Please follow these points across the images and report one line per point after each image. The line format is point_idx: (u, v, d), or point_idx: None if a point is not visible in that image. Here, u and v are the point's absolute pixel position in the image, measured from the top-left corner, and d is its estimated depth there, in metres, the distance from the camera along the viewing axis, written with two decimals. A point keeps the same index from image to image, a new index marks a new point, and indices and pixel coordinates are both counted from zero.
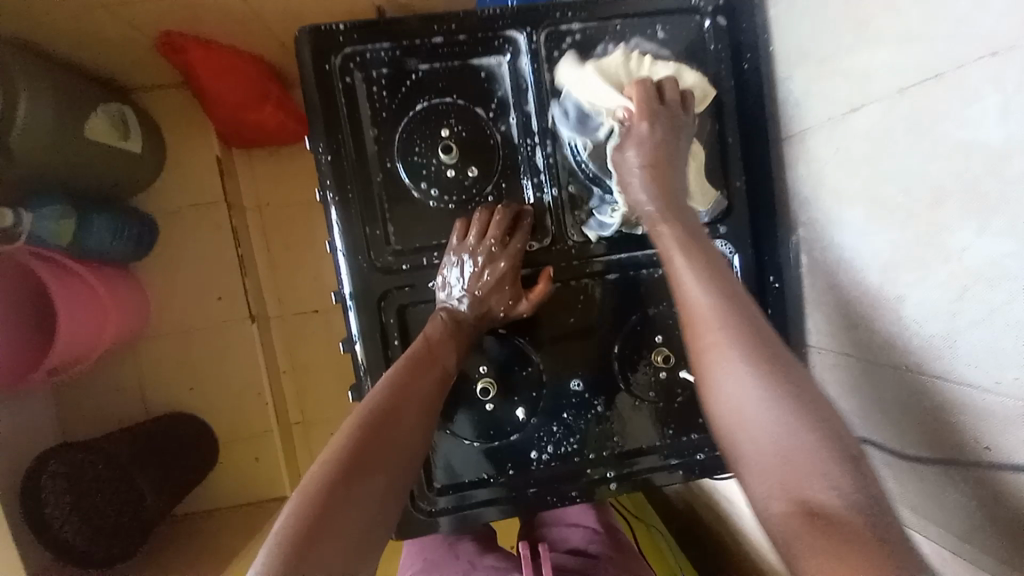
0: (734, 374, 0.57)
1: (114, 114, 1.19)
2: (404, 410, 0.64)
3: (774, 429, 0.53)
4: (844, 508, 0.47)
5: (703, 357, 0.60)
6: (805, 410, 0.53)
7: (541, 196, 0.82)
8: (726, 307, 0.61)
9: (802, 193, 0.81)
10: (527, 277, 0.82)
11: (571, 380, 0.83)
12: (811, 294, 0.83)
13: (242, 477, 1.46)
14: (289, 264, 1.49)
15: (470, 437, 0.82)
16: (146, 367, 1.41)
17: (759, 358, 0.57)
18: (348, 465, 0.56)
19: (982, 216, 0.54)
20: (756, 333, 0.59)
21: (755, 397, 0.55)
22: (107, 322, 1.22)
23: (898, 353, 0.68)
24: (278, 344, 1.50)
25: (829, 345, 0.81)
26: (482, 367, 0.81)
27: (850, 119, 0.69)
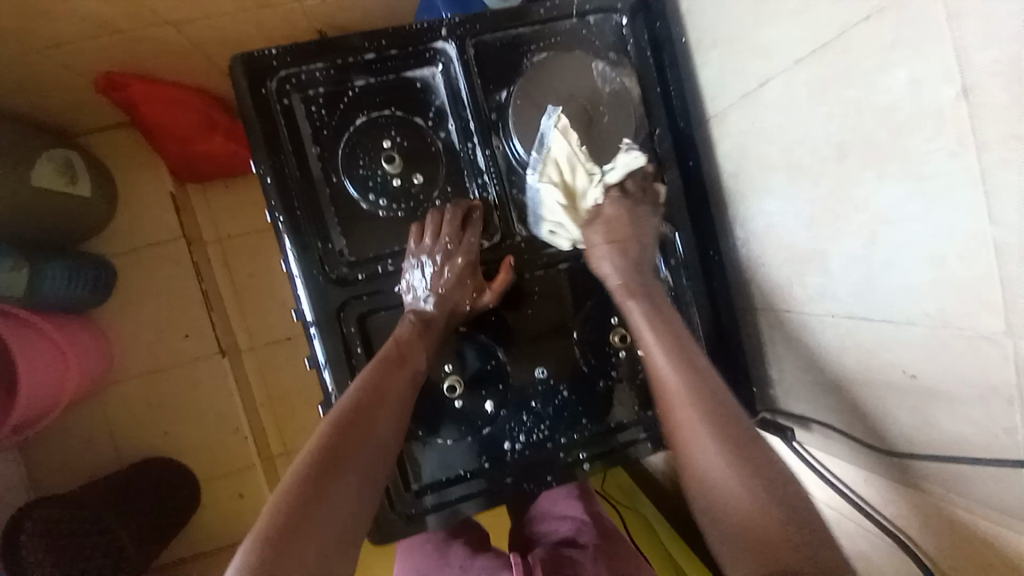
0: (709, 453, 0.64)
1: (59, 160, 1.16)
2: (374, 417, 0.66)
3: (743, 498, 0.60)
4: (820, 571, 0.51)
5: (679, 438, 0.68)
6: (771, 488, 0.60)
7: (487, 195, 0.85)
8: (691, 384, 0.70)
9: (726, 170, 0.85)
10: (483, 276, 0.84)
11: (535, 368, 0.85)
12: (768, 325, 0.86)
13: (226, 519, 1.42)
14: (254, 294, 1.47)
15: (444, 437, 0.83)
16: (117, 416, 1.37)
17: (727, 440, 0.64)
18: (319, 478, 0.57)
19: (877, 166, 0.59)
20: (721, 416, 0.67)
21: (728, 473, 0.62)
22: (70, 373, 1.19)
23: (847, 372, 0.73)
24: (253, 378, 1.48)
25: (771, 311, 0.84)
26: (446, 367, 0.83)
27: (758, 93, 0.74)
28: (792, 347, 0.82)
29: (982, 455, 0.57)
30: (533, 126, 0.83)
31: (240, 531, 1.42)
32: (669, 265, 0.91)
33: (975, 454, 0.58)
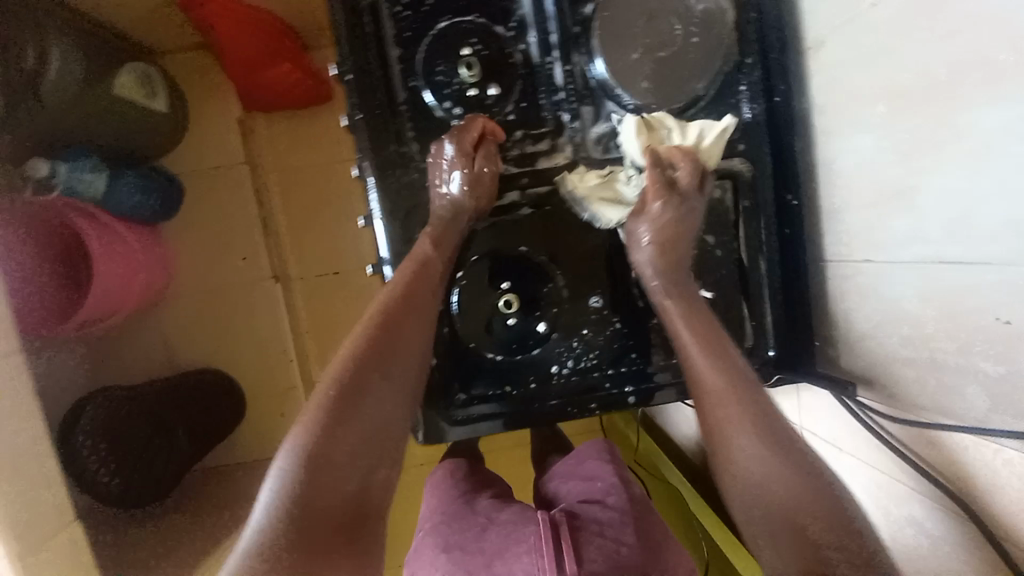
0: (746, 451, 0.68)
1: (139, 71, 1.21)
2: (397, 341, 0.73)
3: (781, 491, 0.64)
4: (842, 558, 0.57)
5: (716, 431, 0.71)
6: (797, 477, 0.64)
7: (560, 114, 0.82)
8: (728, 382, 0.72)
9: (814, 106, 0.77)
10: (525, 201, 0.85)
11: (589, 297, 0.86)
12: (837, 285, 0.79)
13: (269, 434, 1.51)
14: (312, 219, 1.52)
15: (492, 351, 0.86)
16: (176, 329, 1.46)
17: (769, 439, 0.68)
18: (345, 398, 0.68)
19: (991, 90, 0.52)
20: (760, 414, 0.70)
21: (772, 470, 0.66)
22: (135, 279, 1.27)
23: (922, 334, 0.66)
24: (299, 305, 1.55)
25: (849, 264, 0.76)
26: (504, 284, 0.85)
27: (861, 17, 0.65)
28: (863, 311, 0.75)
29: None
30: (618, 44, 0.78)
31: (278, 446, 1.51)
32: (744, 208, 0.83)
33: None
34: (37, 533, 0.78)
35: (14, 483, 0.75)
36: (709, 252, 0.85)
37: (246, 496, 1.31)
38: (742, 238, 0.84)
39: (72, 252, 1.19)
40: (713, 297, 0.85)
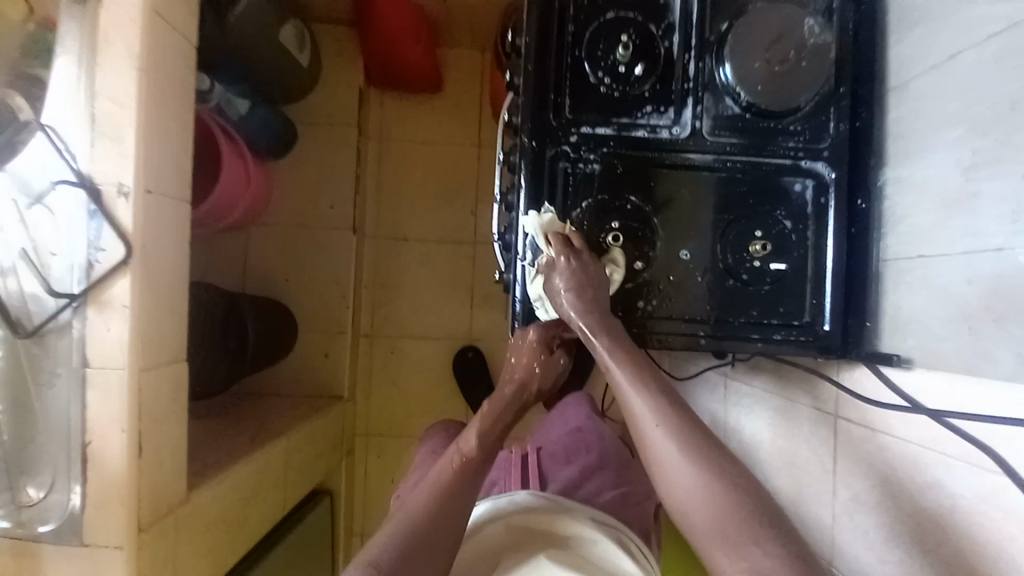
0: (671, 461, 0.63)
1: (299, 27, 1.40)
2: (458, 490, 0.72)
3: (708, 499, 0.60)
4: (786, 570, 0.54)
5: (647, 452, 0.66)
6: (731, 484, 0.60)
7: (686, 107, 0.78)
8: (659, 399, 0.66)
9: (889, 131, 0.78)
10: (596, 154, 0.78)
11: (680, 249, 0.79)
12: (887, 306, 0.77)
13: (311, 369, 1.61)
14: (399, 185, 1.71)
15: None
16: (255, 254, 1.60)
17: (690, 441, 0.63)
18: (403, 550, 0.64)
19: None
20: (688, 424, 0.65)
21: (689, 478, 0.61)
22: (244, 198, 1.43)
23: (963, 354, 0.66)
24: (367, 259, 1.70)
25: (903, 263, 0.75)
26: (613, 223, 0.79)
27: (950, 60, 0.69)
28: (903, 328, 0.75)
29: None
30: (747, 45, 0.76)
31: (316, 381, 1.61)
32: (821, 205, 0.79)
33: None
34: (158, 357, 0.79)
35: (159, 303, 0.80)
36: (783, 234, 0.79)
37: (278, 413, 1.39)
38: (819, 233, 0.79)
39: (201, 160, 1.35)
40: (783, 272, 0.79)
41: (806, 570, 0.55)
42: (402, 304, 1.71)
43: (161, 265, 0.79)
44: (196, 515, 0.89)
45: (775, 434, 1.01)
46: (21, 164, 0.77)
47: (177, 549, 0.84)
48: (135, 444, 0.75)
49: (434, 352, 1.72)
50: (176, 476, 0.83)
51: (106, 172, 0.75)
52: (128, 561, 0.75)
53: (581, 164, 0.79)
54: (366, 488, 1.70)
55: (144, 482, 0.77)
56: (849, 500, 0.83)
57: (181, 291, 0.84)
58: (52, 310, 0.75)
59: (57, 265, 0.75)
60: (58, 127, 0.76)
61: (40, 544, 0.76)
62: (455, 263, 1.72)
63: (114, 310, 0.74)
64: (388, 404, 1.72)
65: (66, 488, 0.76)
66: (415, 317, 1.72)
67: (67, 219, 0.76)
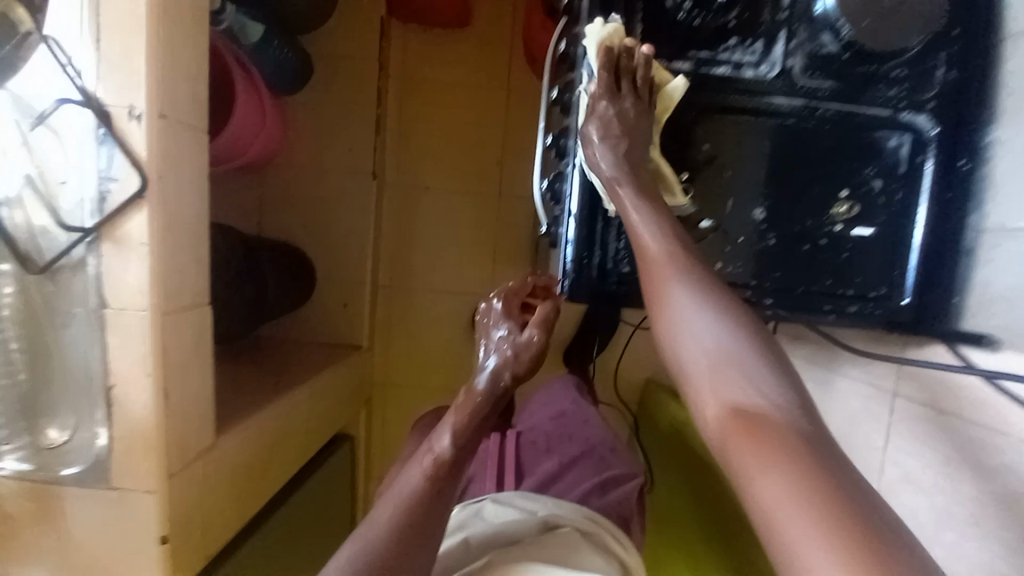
0: (681, 306, 0.58)
1: None
2: (429, 504, 0.66)
3: (708, 348, 0.55)
4: (772, 408, 0.50)
5: (656, 293, 0.61)
6: (739, 333, 0.55)
7: (776, 42, 0.68)
8: (676, 246, 0.62)
9: (1001, 79, 0.68)
10: (669, 95, 0.69)
11: (752, 207, 0.71)
12: (976, 281, 0.70)
13: (330, 320, 1.57)
14: (422, 128, 1.60)
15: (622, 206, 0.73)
16: (270, 197, 1.52)
17: (705, 296, 0.58)
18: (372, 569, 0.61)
19: None
20: (705, 279, 0.60)
21: (694, 327, 0.57)
22: (257, 138, 1.32)
23: None
24: (388, 208, 1.62)
25: (997, 236, 0.67)
26: (683, 176, 0.72)
27: None
28: (993, 306, 0.68)
29: None
30: None
31: (333, 332, 1.57)
32: (916, 164, 0.70)
33: None
34: (180, 302, 0.74)
35: (180, 243, 0.73)
36: (870, 196, 0.71)
37: (297, 361, 1.36)
38: (911, 196, 0.71)
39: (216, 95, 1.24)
40: (867, 238, 0.71)
41: (795, 413, 0.50)
42: (423, 257, 1.65)
43: (180, 202, 0.72)
44: (221, 464, 0.87)
45: (814, 405, 0.98)
46: (20, 80, 0.69)
47: (205, 497, 0.82)
48: (159, 391, 0.71)
49: (455, 307, 1.67)
50: (201, 424, 0.80)
51: (115, 92, 0.67)
52: (157, 505, 0.73)
53: (655, 106, 0.70)
54: (383, 439, 1.70)
55: (170, 430, 0.73)
56: (896, 478, 0.79)
57: (203, 231, 0.78)
58: (64, 246, 0.69)
59: (67, 198, 0.69)
60: (60, 38, 0.67)
61: (63, 486, 0.74)
62: (479, 216, 1.64)
63: (131, 248, 0.68)
64: (407, 358, 1.69)
65: (88, 433, 0.73)
66: (435, 270, 1.66)
67: (75, 146, 0.68)
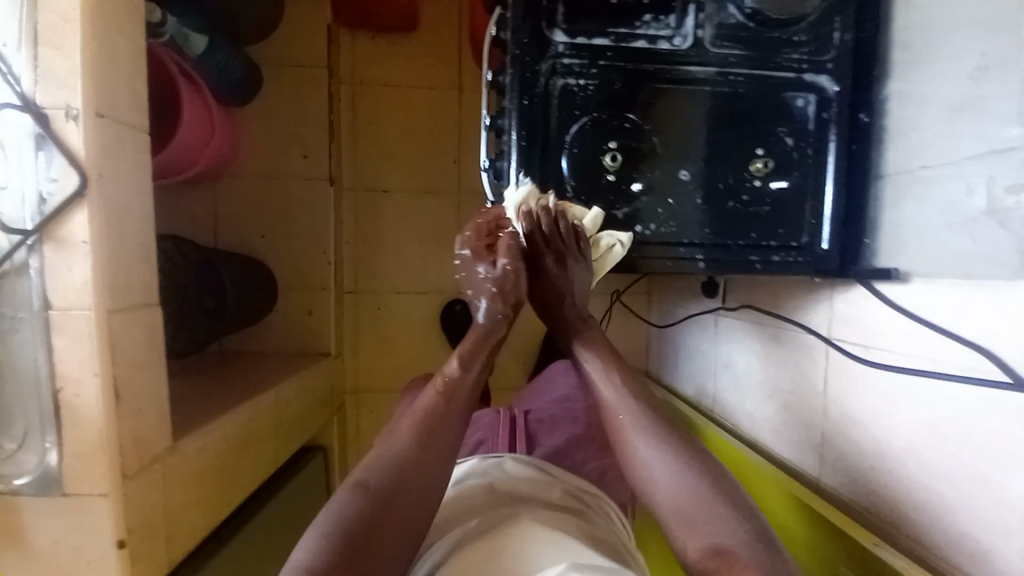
0: (644, 452, 0.67)
1: None
2: (444, 419, 0.72)
3: (677, 484, 0.64)
4: (740, 539, 0.58)
5: (620, 443, 0.70)
6: (699, 469, 0.64)
7: (687, 13, 0.73)
8: (631, 394, 0.72)
9: (892, 41, 0.75)
10: (595, 68, 0.73)
11: (678, 169, 0.76)
12: (885, 224, 0.76)
13: (295, 328, 1.56)
14: (376, 132, 1.62)
15: (565, 179, 0.75)
16: (225, 207, 1.51)
17: (664, 436, 0.68)
18: (393, 472, 0.66)
19: None
20: (664, 420, 0.70)
21: (663, 469, 0.65)
22: (207, 145, 1.32)
23: (957, 263, 0.66)
24: (347, 212, 1.63)
25: (904, 178, 0.73)
26: (611, 143, 0.75)
27: None
28: (900, 245, 0.74)
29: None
30: None
31: (300, 339, 1.56)
32: (822, 121, 0.76)
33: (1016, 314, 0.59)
34: (128, 301, 0.74)
35: (124, 243, 0.73)
36: (783, 152, 0.77)
37: (263, 369, 1.35)
38: (820, 151, 0.77)
39: (161, 103, 1.23)
40: (784, 190, 0.77)
41: (760, 541, 0.59)
42: (387, 258, 1.66)
43: (123, 202, 0.73)
44: (182, 467, 0.86)
45: (767, 364, 1.03)
46: None
47: (166, 502, 0.82)
48: (110, 390, 0.71)
49: (423, 306, 1.68)
50: (157, 425, 0.80)
51: (50, 94, 0.67)
52: (111, 508, 0.72)
53: (581, 79, 0.73)
54: (358, 444, 1.70)
55: (124, 431, 0.73)
56: (842, 414, 0.85)
57: (149, 230, 0.78)
58: (4, 250, 0.68)
59: (5, 202, 0.68)
60: None
61: (17, 499, 0.72)
62: (440, 215, 1.66)
63: (74, 247, 0.68)
64: (378, 361, 1.69)
65: (39, 441, 0.71)
66: (400, 271, 1.67)
67: (15, 149, 0.68)
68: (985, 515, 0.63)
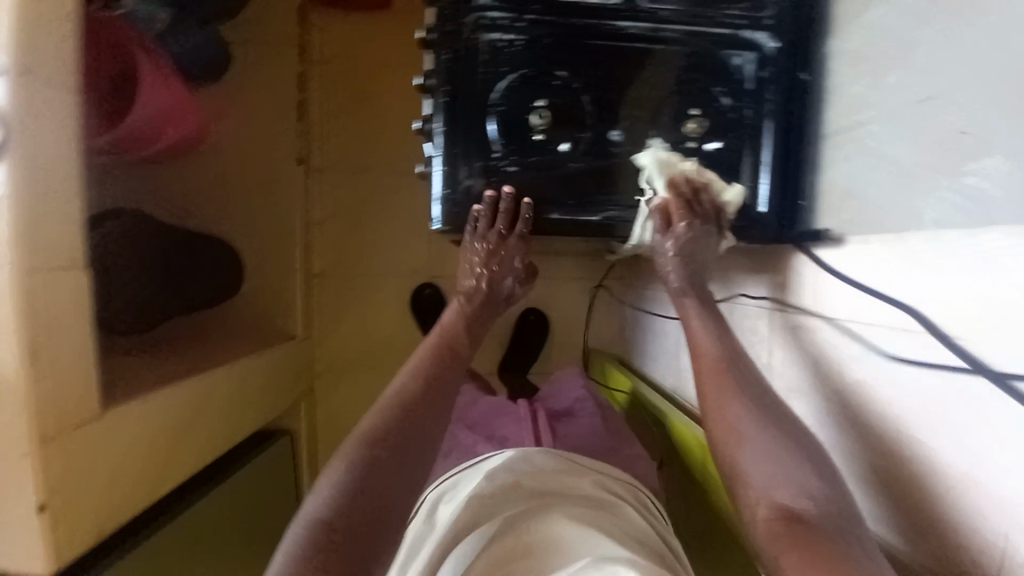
0: (740, 419, 0.62)
1: None
2: (426, 389, 0.75)
3: (768, 458, 0.58)
4: (810, 507, 0.53)
5: (713, 408, 0.65)
6: (799, 449, 0.59)
7: None
8: (725, 355, 0.69)
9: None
10: (523, 22, 0.71)
11: (610, 130, 0.74)
12: (824, 189, 0.73)
13: (262, 308, 1.56)
14: (343, 114, 1.61)
15: (492, 141, 0.73)
16: (193, 185, 1.51)
17: (768, 412, 0.63)
18: (393, 422, 0.69)
19: None
20: (760, 390, 0.66)
21: (747, 434, 0.61)
22: (174, 121, 1.31)
23: (892, 224, 0.62)
24: (317, 194, 1.62)
25: (843, 136, 0.70)
26: (539, 101, 0.73)
27: None
28: (839, 210, 0.71)
29: (957, 273, 0.55)
30: None
31: (267, 320, 1.56)
32: (761, 80, 0.74)
33: (948, 275, 0.56)
34: (48, 259, 0.74)
35: (44, 202, 0.73)
36: (720, 113, 0.75)
37: (224, 348, 1.33)
38: (758, 111, 0.75)
39: (119, 89, 1.21)
40: (718, 152, 0.76)
41: (833, 508, 0.53)
42: (356, 241, 1.65)
43: (45, 160, 0.73)
44: (121, 429, 0.88)
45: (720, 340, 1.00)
46: None
47: (97, 465, 0.82)
48: (28, 347, 0.71)
49: (393, 290, 1.67)
50: (85, 388, 0.80)
51: None
52: (34, 470, 0.72)
53: (507, 34, 0.71)
54: (325, 428, 1.69)
55: (43, 390, 0.73)
56: (783, 388, 0.81)
57: (72, 191, 0.77)
58: None
59: None
60: None
61: None
62: (410, 198, 1.64)
63: None
64: (346, 345, 1.68)
65: None
66: (369, 253, 1.66)
67: None
68: (919, 482, 0.60)
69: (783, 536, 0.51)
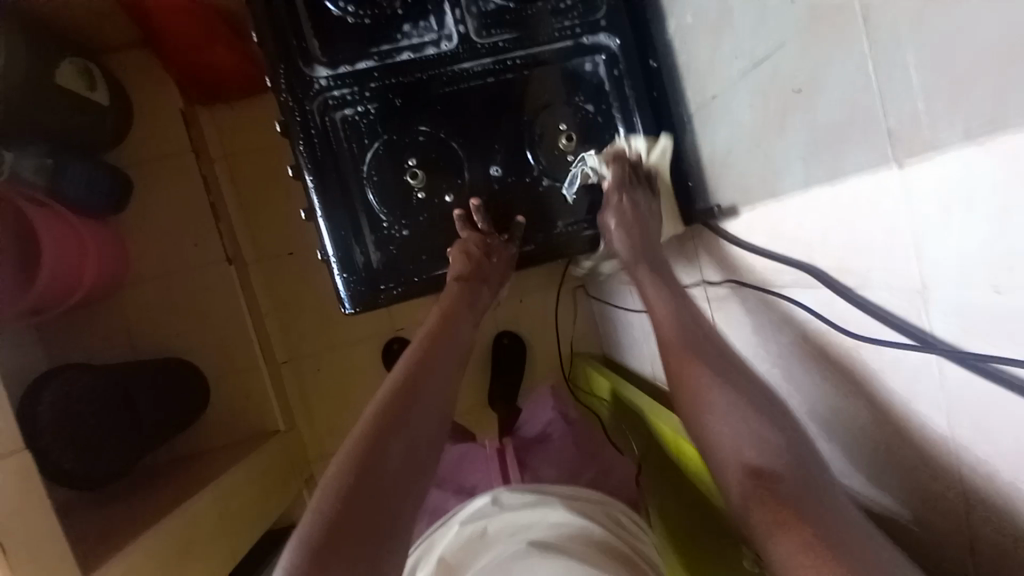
0: (711, 389, 0.62)
1: (80, 65, 1.24)
2: (423, 382, 0.68)
3: (739, 426, 0.59)
4: (780, 462, 0.54)
5: (685, 377, 0.65)
6: (771, 412, 0.59)
7: (447, 17, 0.73)
8: (691, 324, 0.69)
9: None
10: (367, 92, 0.73)
11: (489, 166, 0.76)
12: (706, 163, 0.75)
13: (235, 415, 1.52)
14: (259, 201, 1.59)
15: (376, 211, 0.75)
16: (130, 317, 1.48)
17: (734, 385, 0.62)
18: (369, 451, 0.61)
19: None
20: (732, 364, 0.65)
21: (725, 405, 0.61)
22: (85, 265, 1.27)
23: (766, 187, 0.64)
24: (258, 285, 1.61)
25: (706, 109, 0.72)
26: (410, 161, 0.75)
27: None
28: (723, 181, 0.72)
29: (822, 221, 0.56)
30: None
31: (245, 424, 1.53)
32: (615, 78, 0.77)
33: (819, 225, 0.57)
34: None
35: None
36: (587, 119, 0.78)
37: (206, 466, 1.31)
38: (622, 108, 0.78)
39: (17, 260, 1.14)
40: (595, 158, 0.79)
41: (804, 465, 0.54)
42: (310, 317, 1.63)
43: None
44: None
45: None
46: None
47: None
48: None
49: (362, 354, 1.66)
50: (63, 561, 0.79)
51: None
52: None
53: (358, 107, 0.74)
54: None
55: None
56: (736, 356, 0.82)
57: None
58: None
59: None
60: None
61: None
62: None
63: None
64: (333, 421, 1.65)
65: None
66: (327, 326, 1.64)
67: None
68: (868, 430, 0.60)
69: (755, 494, 0.53)
